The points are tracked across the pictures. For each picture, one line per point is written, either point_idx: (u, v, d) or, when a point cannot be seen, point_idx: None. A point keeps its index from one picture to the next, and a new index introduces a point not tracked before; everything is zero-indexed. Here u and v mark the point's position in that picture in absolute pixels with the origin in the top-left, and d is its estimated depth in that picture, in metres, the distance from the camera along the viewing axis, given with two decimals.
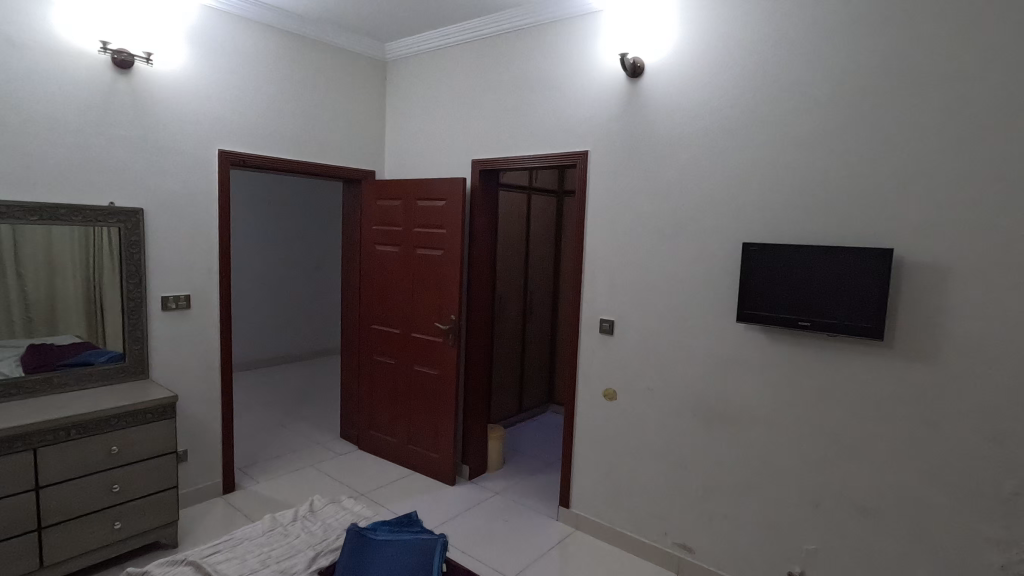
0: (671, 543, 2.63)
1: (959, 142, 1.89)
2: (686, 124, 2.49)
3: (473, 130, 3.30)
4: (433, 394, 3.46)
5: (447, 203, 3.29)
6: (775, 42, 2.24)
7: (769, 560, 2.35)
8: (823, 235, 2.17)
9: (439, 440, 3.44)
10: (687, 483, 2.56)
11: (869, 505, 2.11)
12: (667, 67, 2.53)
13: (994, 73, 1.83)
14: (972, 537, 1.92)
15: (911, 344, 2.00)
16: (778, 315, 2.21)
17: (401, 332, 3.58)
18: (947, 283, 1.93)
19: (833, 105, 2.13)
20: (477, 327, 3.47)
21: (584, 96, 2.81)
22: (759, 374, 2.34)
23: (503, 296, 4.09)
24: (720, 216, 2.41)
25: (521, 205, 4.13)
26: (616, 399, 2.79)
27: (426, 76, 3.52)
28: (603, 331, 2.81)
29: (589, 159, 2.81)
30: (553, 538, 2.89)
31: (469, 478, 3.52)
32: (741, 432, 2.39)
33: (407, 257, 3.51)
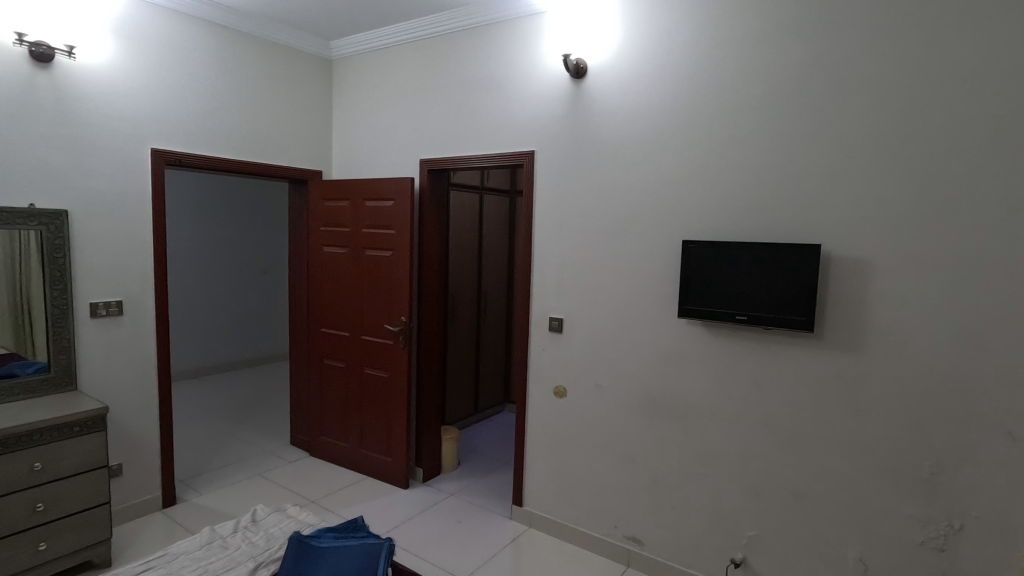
0: (621, 536, 2.68)
1: (879, 143, 2.00)
2: (628, 125, 2.54)
3: (420, 129, 3.27)
4: (385, 397, 3.41)
5: (395, 203, 3.25)
6: (710, 45, 2.32)
7: (713, 547, 2.42)
8: (758, 232, 2.26)
9: (392, 443, 3.40)
10: (635, 477, 2.62)
11: (803, 491, 2.21)
12: (609, 69, 2.57)
13: (908, 79, 1.94)
14: (896, 515, 2.04)
15: (838, 335, 2.11)
16: (717, 310, 2.29)
17: (351, 334, 3.52)
18: (871, 276, 2.03)
19: (765, 108, 2.21)
20: (428, 327, 3.44)
21: (530, 95, 2.83)
22: (701, 369, 2.41)
23: (455, 296, 4.07)
24: (661, 215, 2.47)
25: (473, 205, 4.12)
26: (565, 396, 2.82)
27: (372, 75, 3.46)
28: (552, 329, 2.83)
29: (536, 159, 2.83)
30: (506, 536, 2.90)
31: (423, 480, 3.49)
32: (686, 425, 2.46)
33: (355, 258, 3.45)
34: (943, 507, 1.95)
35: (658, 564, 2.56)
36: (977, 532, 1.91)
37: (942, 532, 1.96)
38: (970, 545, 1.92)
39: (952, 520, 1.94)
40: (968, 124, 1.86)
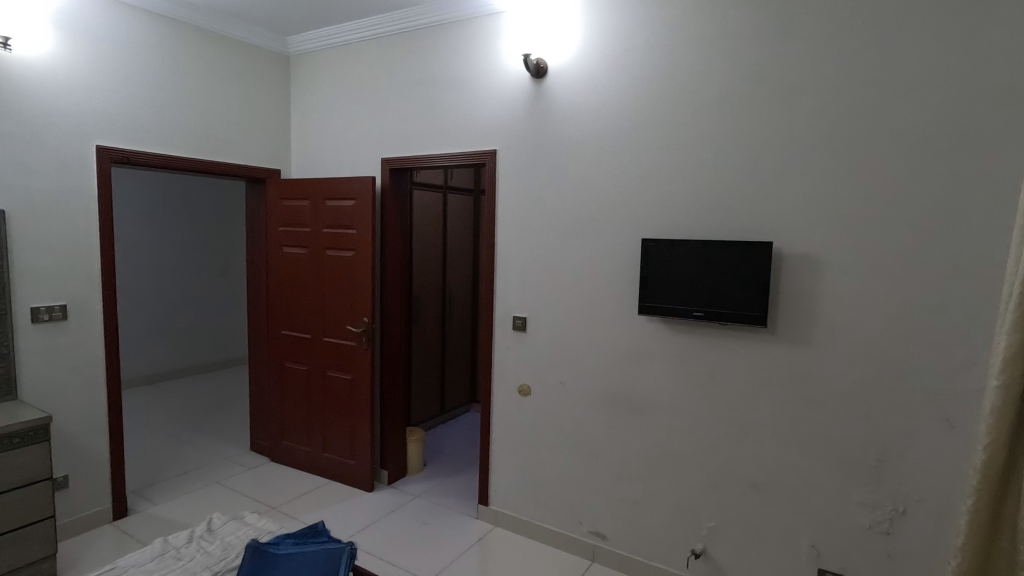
0: (585, 532, 2.71)
1: (828, 144, 2.08)
2: (588, 125, 2.57)
3: (381, 128, 3.23)
4: (348, 400, 3.36)
5: (356, 202, 3.20)
6: (666, 47, 2.36)
7: (674, 539, 2.47)
8: (714, 230, 2.31)
9: (356, 446, 3.35)
10: (599, 472, 2.65)
11: (759, 481, 2.28)
12: (569, 69, 2.60)
13: (852, 82, 2.02)
14: (846, 502, 2.12)
15: (790, 328, 2.18)
16: (675, 306, 2.33)
17: (313, 336, 3.45)
18: (821, 272, 2.11)
19: (719, 109, 2.27)
20: (392, 328, 3.40)
21: (491, 95, 2.83)
22: (661, 365, 2.46)
23: (420, 296, 4.04)
24: (621, 214, 2.51)
25: (437, 204, 4.10)
26: (529, 395, 2.83)
27: (331, 72, 3.40)
28: (516, 328, 2.84)
29: (498, 158, 2.83)
30: (472, 536, 2.89)
31: (388, 482, 3.45)
32: (647, 419, 2.50)
33: (315, 258, 3.39)
34: (889, 493, 2.04)
35: (622, 559, 2.60)
36: (920, 515, 2.00)
37: (888, 516, 2.05)
38: (913, 528, 2.02)
39: (897, 505, 2.03)
40: (909, 126, 1.94)
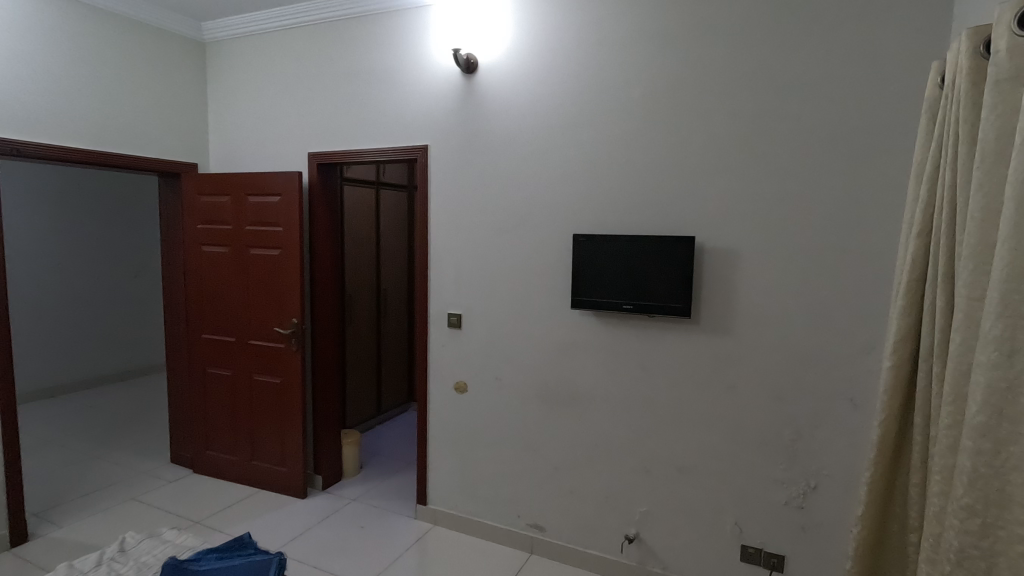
0: (524, 525, 2.74)
1: (744, 142, 2.18)
2: (519, 121, 2.58)
3: (306, 121, 3.10)
4: (277, 405, 3.22)
5: (282, 198, 3.06)
6: (593, 46, 2.41)
7: (609, 526, 2.55)
8: (641, 226, 2.39)
9: (287, 453, 3.22)
10: (536, 465, 2.68)
11: (686, 465, 2.38)
12: (499, 65, 2.60)
13: (764, 84, 2.14)
14: (764, 480, 2.25)
15: (711, 319, 2.29)
16: (605, 300, 2.39)
17: (237, 340, 3.28)
18: (739, 264, 2.22)
19: (643, 107, 2.34)
20: (323, 329, 3.29)
21: (422, 90, 2.78)
22: (594, 357, 2.52)
23: (353, 295, 3.94)
24: (553, 210, 2.54)
25: (369, 201, 3.99)
26: (465, 392, 2.83)
27: (252, 61, 3.23)
28: (451, 325, 2.82)
29: (430, 154, 2.79)
30: (410, 537, 2.86)
31: (322, 488, 3.35)
32: (581, 411, 2.56)
33: (239, 258, 3.22)
34: (802, 469, 2.19)
35: (560, 549, 2.65)
36: (828, 488, 2.16)
37: (801, 492, 2.20)
38: (822, 501, 2.17)
39: (809, 480, 2.18)
40: (815, 126, 2.07)
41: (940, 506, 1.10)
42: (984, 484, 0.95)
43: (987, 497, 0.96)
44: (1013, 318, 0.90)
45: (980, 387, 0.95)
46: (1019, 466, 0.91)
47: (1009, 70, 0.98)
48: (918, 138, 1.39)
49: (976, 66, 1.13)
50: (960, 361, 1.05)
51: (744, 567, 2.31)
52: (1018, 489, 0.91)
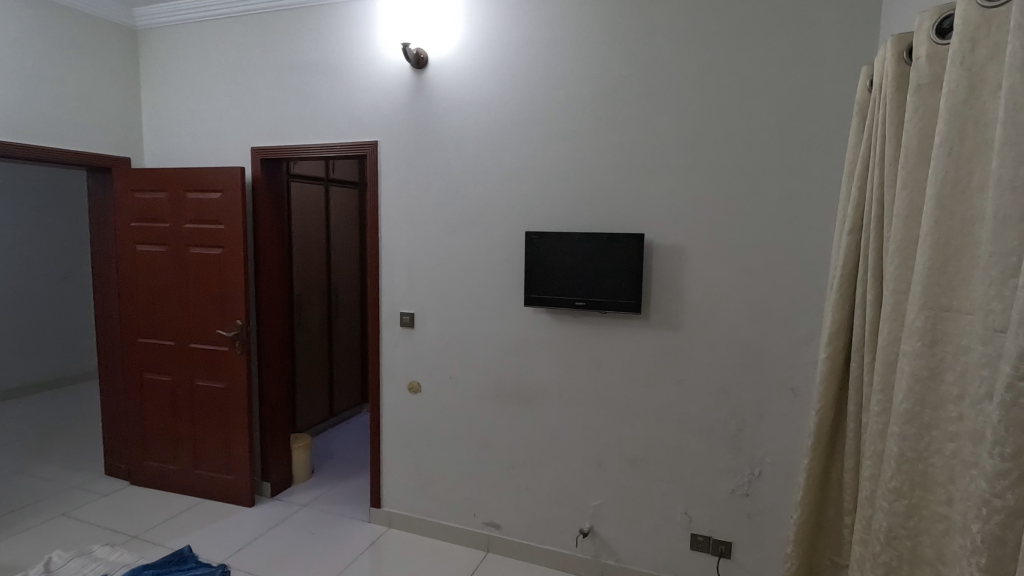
0: (479, 523, 2.73)
1: (690, 140, 2.24)
2: (471, 119, 2.56)
3: (248, 114, 2.98)
4: (221, 410, 3.09)
5: (223, 195, 2.93)
6: (543, 44, 2.41)
7: (564, 521, 2.57)
8: (592, 223, 2.41)
9: (232, 459, 3.10)
10: (491, 463, 2.68)
11: (638, 458, 2.43)
12: (449, 62, 2.57)
13: (709, 85, 2.19)
14: (712, 470, 2.32)
15: (661, 314, 2.34)
16: (557, 297, 2.40)
17: (177, 343, 3.13)
18: (687, 260, 2.28)
19: (594, 106, 2.36)
20: (270, 330, 3.17)
21: (370, 84, 2.72)
22: (548, 354, 2.53)
23: (302, 295, 3.82)
24: (505, 207, 2.54)
25: (318, 197, 3.88)
26: (419, 391, 2.79)
27: (189, 50, 3.08)
28: (403, 324, 2.78)
29: (379, 150, 2.73)
30: (363, 541, 2.80)
31: (271, 495, 3.23)
32: (535, 408, 2.57)
33: (177, 257, 3.07)
34: (747, 459, 2.27)
35: (516, 546, 2.65)
36: (772, 476, 2.25)
37: (746, 480, 2.28)
38: (766, 488, 2.26)
39: (753, 468, 2.26)
40: (758, 126, 2.14)
41: (870, 490, 1.16)
42: (910, 468, 1.00)
43: (912, 480, 1.01)
44: (935, 310, 0.95)
45: (906, 376, 0.99)
46: (939, 449, 0.97)
47: (929, 75, 1.04)
48: (850, 140, 1.45)
49: (900, 72, 1.19)
50: (888, 352, 1.11)
51: (694, 555, 2.38)
52: (940, 471, 0.97)
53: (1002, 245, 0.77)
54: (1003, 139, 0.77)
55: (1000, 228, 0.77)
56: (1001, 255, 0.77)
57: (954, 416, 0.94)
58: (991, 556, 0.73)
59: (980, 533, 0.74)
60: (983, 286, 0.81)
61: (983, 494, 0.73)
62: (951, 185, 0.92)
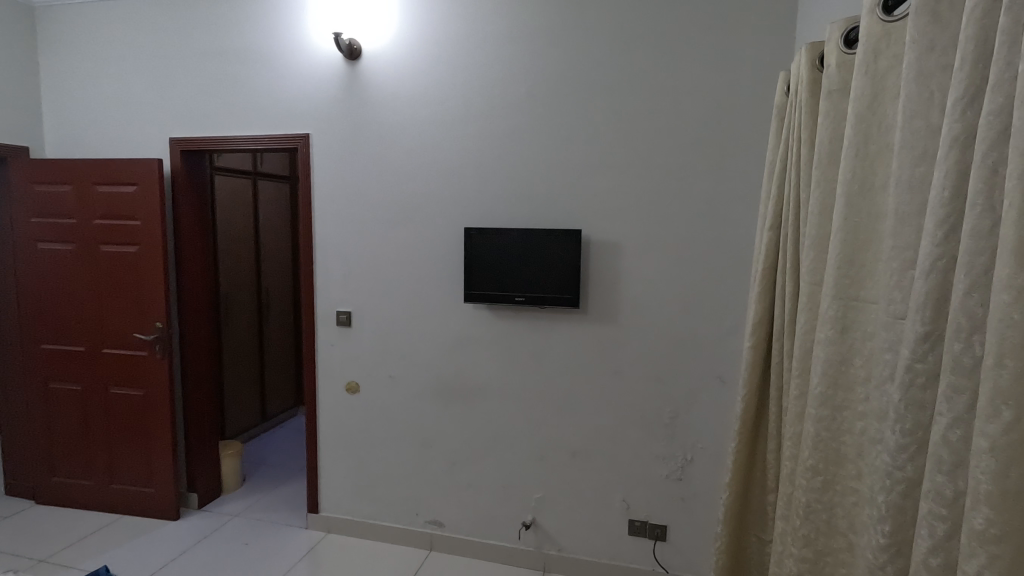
0: (422, 523, 2.70)
1: (624, 139, 2.30)
2: (406, 114, 2.51)
3: (164, 102, 2.79)
4: (141, 419, 2.89)
5: (138, 188, 2.73)
6: (479, 39, 2.41)
7: (507, 515, 2.59)
8: (531, 219, 2.43)
9: (154, 471, 2.91)
10: (433, 461, 2.66)
11: (578, 449, 2.48)
12: (384, 54, 2.51)
13: (642, 84, 2.26)
14: (648, 457, 2.41)
15: (599, 307, 2.39)
16: (497, 293, 2.41)
17: (88, 349, 2.89)
18: (623, 255, 2.35)
19: (531, 102, 2.38)
20: (194, 333, 2.99)
21: (301, 75, 2.61)
22: (488, 350, 2.53)
23: (230, 295, 3.63)
24: (444, 203, 2.51)
25: (246, 192, 3.69)
26: (357, 392, 2.72)
27: (96, 31, 2.84)
28: (340, 323, 2.70)
29: (311, 143, 2.63)
30: (301, 548, 2.71)
31: (198, 506, 3.06)
32: (477, 404, 2.57)
33: (86, 256, 2.83)
34: (680, 445, 2.37)
35: (459, 543, 2.65)
36: (703, 460, 2.36)
37: (679, 465, 2.38)
38: (697, 472, 2.37)
39: (686, 454, 2.37)
40: (686, 126, 2.23)
41: (791, 468, 1.24)
42: (826, 446, 1.08)
43: (827, 457, 1.09)
44: (846, 300, 1.03)
45: (821, 361, 1.07)
46: (850, 428, 1.05)
47: (839, 81, 1.12)
48: (771, 140, 1.54)
49: (813, 78, 1.28)
50: (805, 339, 1.19)
51: (632, 540, 2.46)
52: (851, 448, 1.05)
53: (902, 240, 0.84)
54: (902, 142, 0.83)
55: (900, 224, 0.84)
56: (900, 249, 0.85)
57: (863, 396, 1.02)
58: (894, 523, 0.80)
59: (884, 502, 0.81)
60: (886, 276, 0.88)
61: (888, 467, 0.80)
62: (858, 184, 0.99)
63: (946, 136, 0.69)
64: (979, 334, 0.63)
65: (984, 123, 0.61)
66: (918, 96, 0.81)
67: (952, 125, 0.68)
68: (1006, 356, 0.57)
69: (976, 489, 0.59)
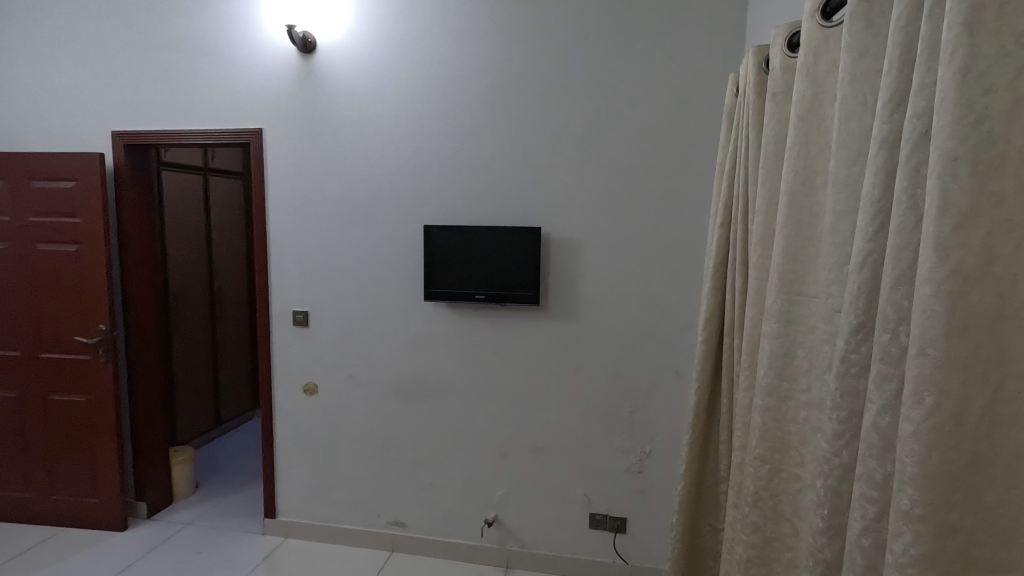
0: (384, 524, 2.67)
1: (582, 137, 2.32)
2: (364, 109, 2.47)
3: (106, 93, 2.66)
4: (84, 426, 2.75)
5: (78, 183, 2.60)
6: (436, 36, 2.39)
7: (470, 513, 2.58)
8: (491, 217, 2.43)
9: (100, 480, 2.78)
10: (394, 461, 2.63)
11: (539, 445, 2.50)
12: (340, 48, 2.46)
13: (600, 84, 2.29)
14: (608, 451, 2.45)
15: (559, 304, 2.41)
16: (458, 291, 2.40)
17: (24, 354, 2.73)
18: (582, 252, 2.38)
19: (490, 100, 2.38)
20: (142, 335, 2.86)
21: (253, 67, 2.53)
22: (449, 349, 2.52)
23: (180, 296, 3.49)
24: (403, 200, 2.48)
25: (197, 188, 3.56)
26: (315, 393, 2.66)
27: (29, 17, 2.68)
28: (296, 323, 2.63)
29: (264, 138, 2.56)
30: (257, 555, 2.64)
31: (148, 515, 2.94)
32: (439, 402, 2.56)
33: (21, 255, 2.68)
34: (639, 438, 2.42)
35: (421, 543, 2.63)
36: (660, 453, 2.42)
37: (638, 458, 2.43)
38: (656, 464, 2.42)
39: (644, 447, 2.42)
40: (643, 126, 2.27)
41: (740, 457, 1.28)
42: (772, 435, 1.12)
43: (774, 446, 1.13)
44: (789, 295, 1.07)
45: (767, 354, 1.11)
46: (794, 417, 1.09)
47: (783, 84, 1.16)
48: (722, 140, 1.59)
49: (759, 80, 1.33)
50: (753, 332, 1.23)
51: (593, 533, 2.49)
52: (795, 436, 1.09)
53: (839, 236, 0.88)
54: (839, 143, 0.87)
55: (837, 221, 0.88)
56: (838, 245, 0.88)
57: (805, 387, 1.06)
58: (832, 507, 0.84)
59: (823, 488, 0.85)
60: (826, 271, 0.92)
61: (826, 453, 0.84)
62: (800, 183, 1.03)
63: (876, 137, 0.72)
64: (904, 325, 0.66)
65: (908, 125, 0.64)
66: (853, 99, 0.85)
67: (881, 126, 0.71)
68: (928, 345, 0.60)
69: (902, 472, 0.63)
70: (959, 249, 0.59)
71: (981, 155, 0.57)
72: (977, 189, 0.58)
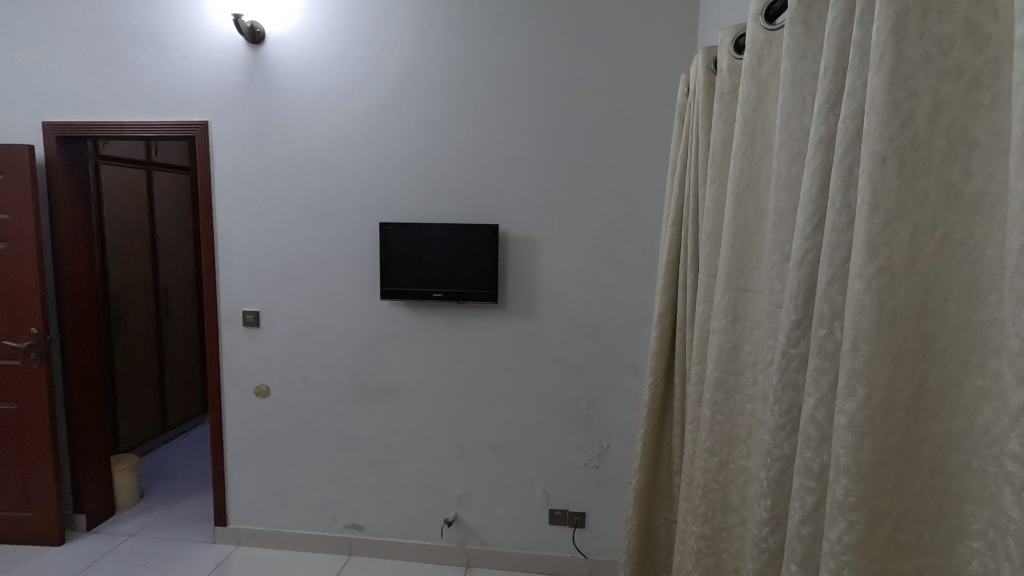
0: (341, 527, 2.61)
1: (539, 135, 2.33)
2: (315, 103, 2.40)
3: (36, 82, 2.49)
4: (15, 436, 2.59)
5: (5, 177, 2.43)
6: (390, 30, 2.34)
7: (429, 513, 2.56)
8: (448, 214, 2.40)
9: (33, 492, 2.61)
10: (350, 463, 2.57)
11: (499, 443, 2.49)
12: (290, 39, 2.38)
13: (556, 81, 2.29)
14: (567, 447, 2.47)
15: (517, 302, 2.41)
16: (414, 289, 2.37)
17: None
18: (539, 250, 2.38)
19: (446, 96, 2.35)
20: (78, 338, 2.71)
21: (197, 58, 2.42)
22: (406, 348, 2.49)
23: (121, 296, 3.32)
24: (357, 196, 2.43)
25: (139, 183, 3.40)
26: (267, 395, 2.58)
27: None
28: (247, 324, 2.54)
29: (210, 132, 2.45)
30: (208, 564, 2.54)
31: (87, 528, 2.79)
32: (396, 402, 2.52)
33: None
34: (596, 433, 2.45)
35: (379, 545, 2.59)
36: (617, 448, 2.45)
37: (596, 454, 2.46)
38: (613, 459, 2.46)
39: (602, 442, 2.45)
40: (599, 124, 2.29)
41: (691, 450, 1.31)
42: (720, 428, 1.15)
43: (722, 439, 1.15)
44: (736, 292, 1.09)
45: (715, 349, 1.13)
46: (741, 410, 1.12)
47: (730, 85, 1.19)
48: (674, 139, 1.61)
49: (708, 81, 1.35)
50: (702, 327, 1.26)
51: (552, 529, 2.51)
52: (741, 429, 1.12)
53: (780, 234, 0.91)
54: (781, 143, 0.89)
55: (779, 220, 0.90)
56: (780, 243, 0.91)
57: (751, 381, 1.09)
58: (774, 497, 0.86)
59: (766, 478, 0.87)
60: (769, 269, 0.94)
61: (769, 445, 0.86)
62: (746, 182, 1.06)
63: (813, 137, 0.74)
64: (839, 320, 0.68)
65: (842, 125, 0.67)
66: (793, 100, 0.88)
67: (818, 126, 0.73)
68: (860, 339, 0.63)
69: (838, 462, 0.65)
70: (888, 246, 0.61)
71: (908, 155, 0.60)
72: (905, 188, 0.60)
